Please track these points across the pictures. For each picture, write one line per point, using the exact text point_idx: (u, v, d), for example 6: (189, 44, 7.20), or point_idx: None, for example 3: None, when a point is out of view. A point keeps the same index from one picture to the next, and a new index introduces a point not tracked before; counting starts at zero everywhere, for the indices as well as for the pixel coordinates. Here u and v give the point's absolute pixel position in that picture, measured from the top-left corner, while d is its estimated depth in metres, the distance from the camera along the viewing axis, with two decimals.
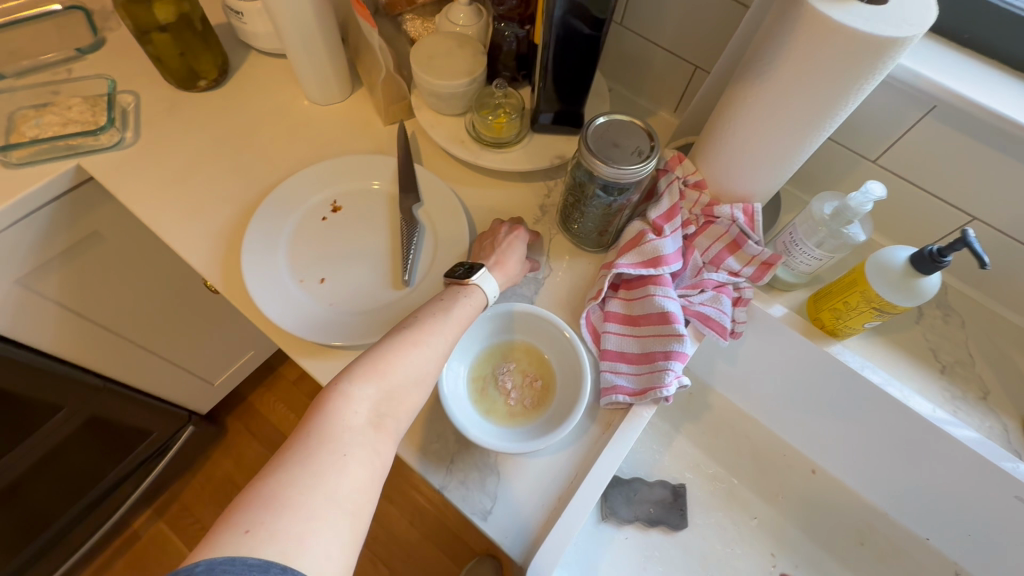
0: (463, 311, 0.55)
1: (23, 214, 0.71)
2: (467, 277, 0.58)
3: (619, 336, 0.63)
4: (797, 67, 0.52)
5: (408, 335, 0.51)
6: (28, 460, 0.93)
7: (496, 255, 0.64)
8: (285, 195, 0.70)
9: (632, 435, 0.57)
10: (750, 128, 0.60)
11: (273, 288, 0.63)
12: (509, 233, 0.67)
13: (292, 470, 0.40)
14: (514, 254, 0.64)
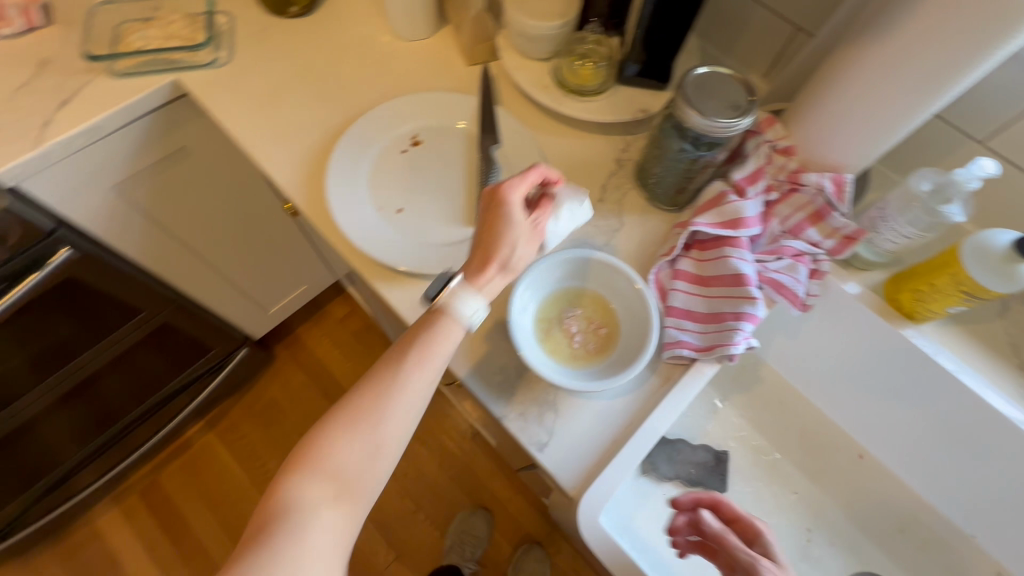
0: (433, 357, 0.51)
1: (125, 123, 0.75)
2: (438, 300, 0.52)
3: (687, 294, 0.62)
4: (929, 22, 0.48)
5: (358, 405, 0.49)
6: (103, 357, 1.01)
7: (483, 249, 0.53)
8: (368, 126, 0.71)
9: (692, 389, 0.58)
10: (858, 89, 0.57)
11: (355, 214, 0.66)
12: (499, 207, 0.52)
13: (248, 559, 0.44)
14: (506, 243, 0.52)
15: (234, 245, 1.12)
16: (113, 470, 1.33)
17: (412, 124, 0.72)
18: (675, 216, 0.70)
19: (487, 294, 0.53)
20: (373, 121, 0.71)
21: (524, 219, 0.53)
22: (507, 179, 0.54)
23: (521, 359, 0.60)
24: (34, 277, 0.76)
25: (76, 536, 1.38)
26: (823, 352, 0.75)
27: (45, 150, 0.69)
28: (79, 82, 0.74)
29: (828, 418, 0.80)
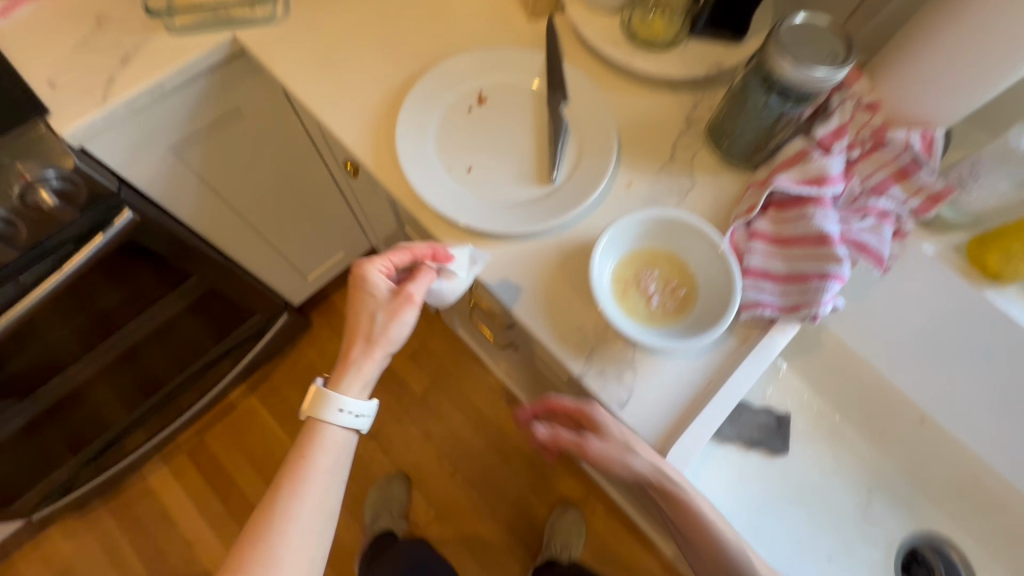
0: (314, 479, 0.60)
1: (185, 81, 0.74)
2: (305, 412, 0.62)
3: (765, 255, 0.62)
4: None
5: (251, 542, 0.57)
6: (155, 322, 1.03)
7: (361, 332, 0.62)
8: (433, 83, 0.69)
9: (772, 349, 0.58)
10: (971, 29, 0.55)
11: (427, 172, 0.65)
12: (359, 288, 0.61)
13: None
14: (373, 323, 0.61)
15: (279, 211, 1.12)
16: (163, 431, 1.37)
17: (477, 81, 0.70)
18: (748, 176, 0.68)
19: (367, 373, 0.62)
20: (437, 78, 0.69)
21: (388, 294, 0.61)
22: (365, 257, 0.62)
23: (598, 318, 0.61)
24: (99, 239, 0.76)
25: (131, 493, 1.44)
26: (893, 317, 0.73)
27: (111, 109, 0.69)
28: (138, 39, 0.73)
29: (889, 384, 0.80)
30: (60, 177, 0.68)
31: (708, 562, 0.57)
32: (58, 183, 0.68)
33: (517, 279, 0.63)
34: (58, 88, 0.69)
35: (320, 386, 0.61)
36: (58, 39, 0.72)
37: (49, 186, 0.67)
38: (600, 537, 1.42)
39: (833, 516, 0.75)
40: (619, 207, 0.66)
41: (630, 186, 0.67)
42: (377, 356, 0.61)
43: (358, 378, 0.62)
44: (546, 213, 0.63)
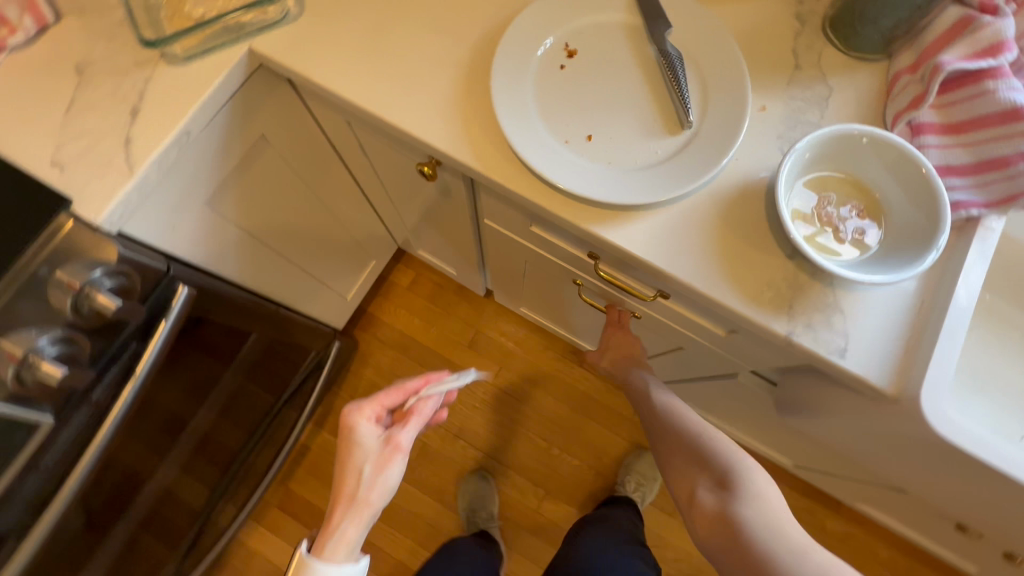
0: None
1: (209, 117, 0.61)
2: None
3: (941, 148, 0.55)
4: None
5: None
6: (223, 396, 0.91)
7: (340, 486, 0.59)
8: (513, 47, 0.58)
9: (983, 250, 0.53)
10: None
11: (544, 153, 0.56)
12: (344, 436, 0.62)
13: None
14: (353, 474, 0.59)
15: (315, 237, 1.00)
16: (249, 495, 1.29)
17: (559, 32, 0.59)
18: (886, 64, 0.61)
19: (345, 542, 0.57)
20: (515, 39, 0.58)
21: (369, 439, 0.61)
22: (351, 404, 0.64)
23: (787, 266, 0.54)
24: (162, 328, 0.63)
25: (233, 562, 1.37)
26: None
27: (143, 175, 0.57)
28: (137, 82, 0.59)
29: None
30: (112, 276, 0.56)
31: (648, 416, 0.79)
32: (113, 282, 0.56)
33: (685, 247, 0.55)
34: (67, 168, 0.56)
35: (304, 555, 0.55)
36: (39, 108, 0.58)
37: (105, 288, 0.55)
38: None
39: None
40: (763, 136, 0.58)
41: (766, 109, 0.59)
42: (362, 514, 0.57)
43: (342, 543, 0.57)
44: (694, 164, 0.55)
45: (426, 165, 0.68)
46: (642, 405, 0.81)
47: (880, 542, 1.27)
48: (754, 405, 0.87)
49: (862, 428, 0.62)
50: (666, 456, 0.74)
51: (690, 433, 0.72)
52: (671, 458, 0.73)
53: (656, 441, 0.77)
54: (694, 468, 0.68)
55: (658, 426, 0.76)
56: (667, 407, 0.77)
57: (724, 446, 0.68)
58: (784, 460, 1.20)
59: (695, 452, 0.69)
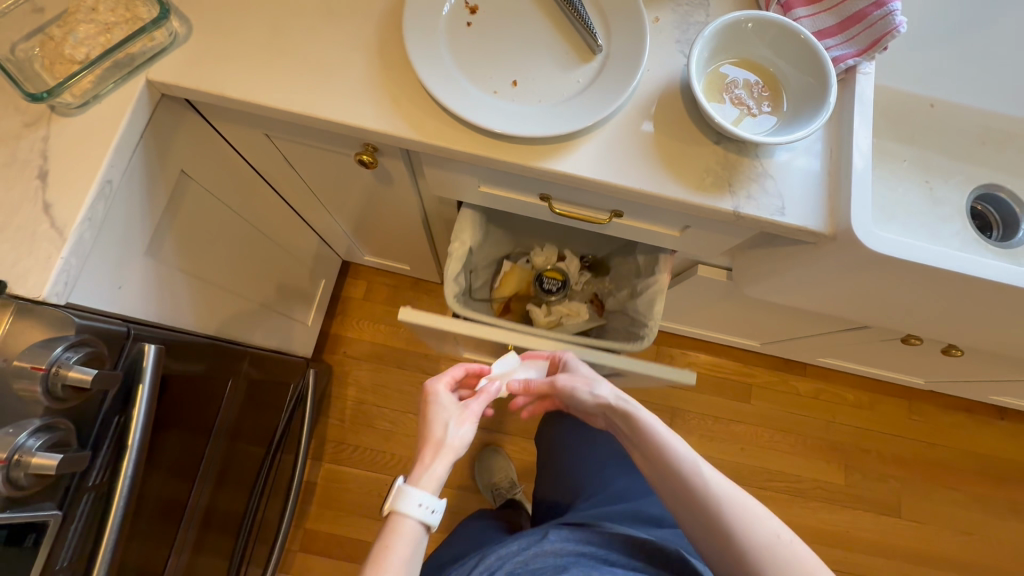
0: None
1: (125, 160, 0.57)
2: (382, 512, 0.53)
3: (810, 17, 0.63)
4: None
5: None
6: (217, 453, 0.86)
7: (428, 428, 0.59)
8: (417, 14, 0.59)
9: (864, 93, 0.62)
10: None
11: (477, 106, 0.58)
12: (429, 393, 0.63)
13: None
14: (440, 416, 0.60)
15: (260, 268, 0.96)
16: (271, 549, 1.23)
17: None
18: None
19: (435, 478, 0.55)
20: (416, 6, 0.59)
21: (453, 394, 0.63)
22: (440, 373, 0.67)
23: (716, 151, 0.60)
24: (142, 392, 0.59)
25: None
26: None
27: (76, 238, 0.53)
28: (35, 143, 0.55)
29: (894, 88, 0.88)
30: (75, 349, 0.53)
31: (716, 535, 0.52)
32: (78, 355, 0.52)
33: (628, 159, 0.59)
34: None
35: (399, 484, 0.53)
36: None
37: (73, 363, 0.51)
38: (672, 367, 1.43)
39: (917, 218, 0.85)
40: (664, 45, 0.64)
41: (659, 20, 0.65)
42: (450, 457, 0.57)
43: (431, 479, 0.55)
44: (615, 83, 0.59)
45: (363, 154, 0.67)
46: (706, 515, 0.53)
47: (845, 386, 1.43)
48: (717, 295, 0.95)
49: (815, 277, 0.70)
50: (697, 537, 0.54)
51: (751, 528, 0.51)
52: (725, 560, 0.52)
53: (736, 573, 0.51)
54: (759, 571, 0.50)
55: (692, 505, 0.54)
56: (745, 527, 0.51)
57: (781, 529, 0.52)
58: (750, 341, 1.32)
59: (751, 544, 0.51)
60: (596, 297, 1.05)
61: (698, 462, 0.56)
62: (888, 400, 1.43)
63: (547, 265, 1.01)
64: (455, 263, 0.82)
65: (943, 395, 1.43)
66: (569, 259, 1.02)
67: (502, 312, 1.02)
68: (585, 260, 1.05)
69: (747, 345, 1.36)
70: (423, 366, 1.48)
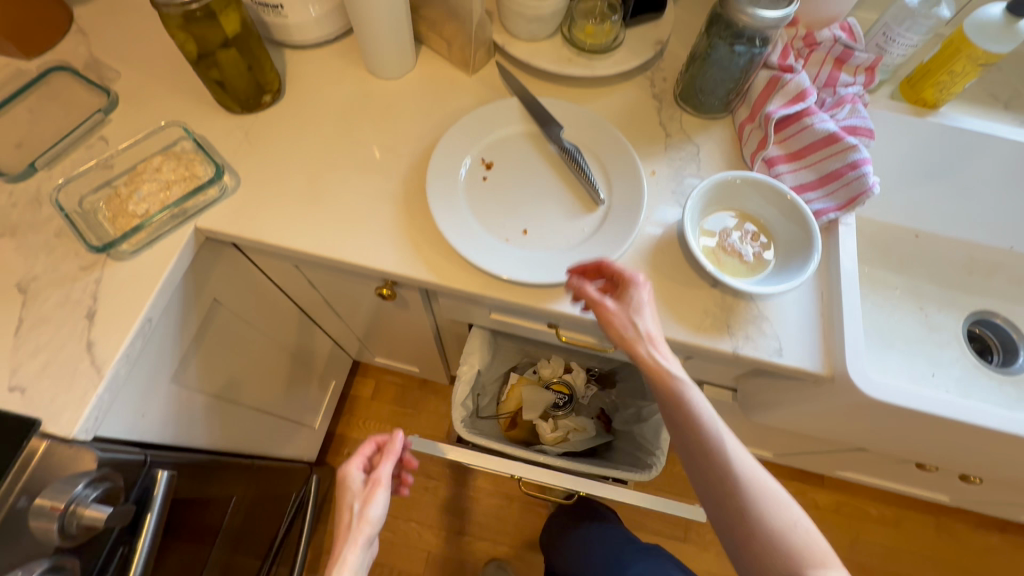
0: None
1: (166, 297, 0.62)
2: None
3: (792, 173, 0.70)
4: None
5: None
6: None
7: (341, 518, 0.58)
8: (440, 171, 0.67)
9: (850, 241, 0.67)
10: None
11: (490, 252, 0.63)
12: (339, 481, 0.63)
13: None
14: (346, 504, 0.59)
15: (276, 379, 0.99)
16: None
17: (474, 150, 0.70)
18: (730, 118, 0.77)
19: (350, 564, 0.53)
20: (439, 166, 0.67)
21: (353, 470, 0.62)
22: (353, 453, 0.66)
23: (714, 293, 0.65)
24: (149, 522, 0.58)
25: None
26: (879, 161, 0.85)
27: (112, 375, 0.57)
28: (88, 286, 0.60)
29: (883, 222, 0.94)
30: (94, 485, 0.54)
31: (729, 510, 0.51)
32: (97, 490, 0.54)
33: None
34: (31, 387, 0.55)
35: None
36: None
37: (91, 500, 0.53)
38: None
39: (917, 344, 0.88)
40: (660, 196, 0.70)
41: (656, 173, 0.72)
42: (359, 539, 0.55)
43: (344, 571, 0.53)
44: (619, 232, 0.64)
45: (383, 288, 0.72)
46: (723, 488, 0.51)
47: (867, 500, 1.37)
48: (724, 414, 0.96)
49: (821, 410, 0.71)
50: (716, 513, 0.53)
51: (766, 507, 0.49)
52: (735, 539, 0.50)
53: (742, 545, 0.50)
54: (767, 557, 0.48)
55: (711, 474, 0.52)
56: (760, 508, 0.49)
57: (798, 514, 0.49)
58: (763, 452, 1.30)
59: (763, 521, 0.49)
60: (602, 412, 1.06)
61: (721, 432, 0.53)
62: (913, 517, 1.36)
63: (553, 377, 1.01)
64: (464, 387, 0.86)
65: (971, 512, 1.36)
66: (576, 371, 1.02)
67: (509, 426, 1.02)
68: (591, 372, 1.05)
69: (760, 455, 1.33)
70: None
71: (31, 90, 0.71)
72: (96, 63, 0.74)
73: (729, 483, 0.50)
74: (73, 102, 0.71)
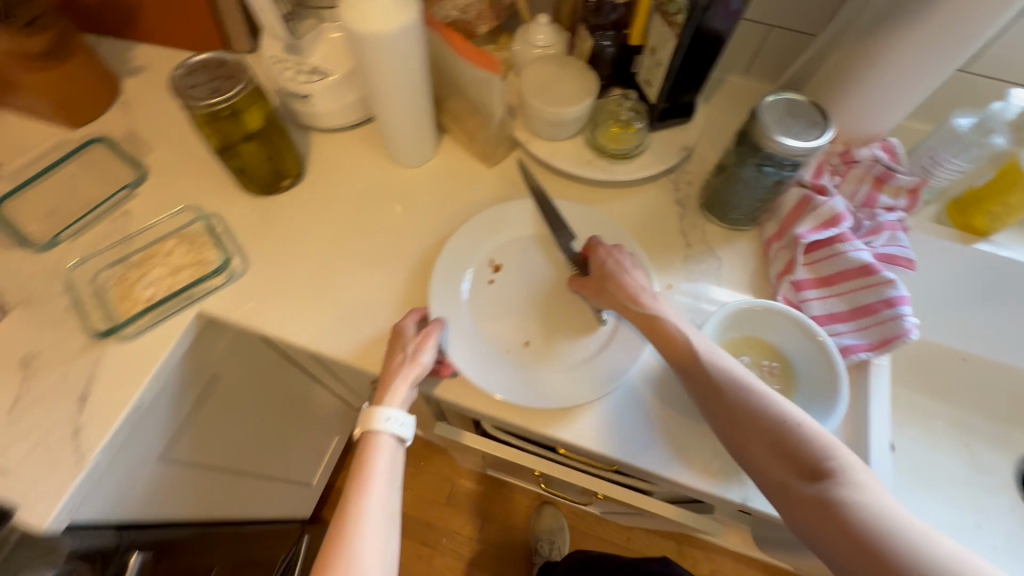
0: (374, 489, 0.50)
1: (159, 383, 0.62)
2: (365, 431, 0.54)
3: (821, 300, 0.65)
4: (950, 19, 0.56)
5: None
6: None
7: (392, 355, 0.58)
8: (444, 273, 0.65)
9: (882, 386, 0.62)
10: (885, 77, 0.64)
11: (486, 366, 0.60)
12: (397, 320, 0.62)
13: None
14: (400, 344, 0.59)
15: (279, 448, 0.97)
16: None
17: (483, 250, 0.68)
18: (757, 230, 0.73)
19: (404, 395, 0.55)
20: (444, 266, 0.66)
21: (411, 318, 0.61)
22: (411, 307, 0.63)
23: None
24: None
25: None
26: (923, 283, 0.78)
27: (93, 465, 0.56)
28: (85, 366, 0.60)
29: (926, 340, 0.86)
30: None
31: (730, 419, 0.50)
32: None
33: (632, 436, 0.59)
34: (12, 473, 0.55)
35: (366, 407, 0.55)
36: None
37: None
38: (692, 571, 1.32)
39: (958, 485, 0.79)
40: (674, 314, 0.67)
41: (672, 287, 0.69)
42: (411, 377, 0.56)
43: (398, 397, 0.55)
44: (619, 357, 0.60)
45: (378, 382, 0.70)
46: (721, 398, 0.51)
47: None
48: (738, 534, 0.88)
49: None
50: (716, 425, 0.51)
51: (764, 403, 0.49)
52: (736, 443, 0.49)
53: (745, 448, 0.49)
54: (771, 452, 0.47)
55: (707, 389, 0.52)
56: (761, 408, 0.49)
57: (804, 416, 0.49)
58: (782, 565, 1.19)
59: (769, 428, 0.48)
60: None
61: (709, 347, 0.54)
62: None
63: None
64: None
65: None
66: None
67: None
68: None
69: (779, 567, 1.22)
70: (423, 537, 1.39)
71: (66, 161, 0.74)
72: (133, 137, 0.76)
73: (727, 390, 0.50)
74: (105, 174, 0.73)
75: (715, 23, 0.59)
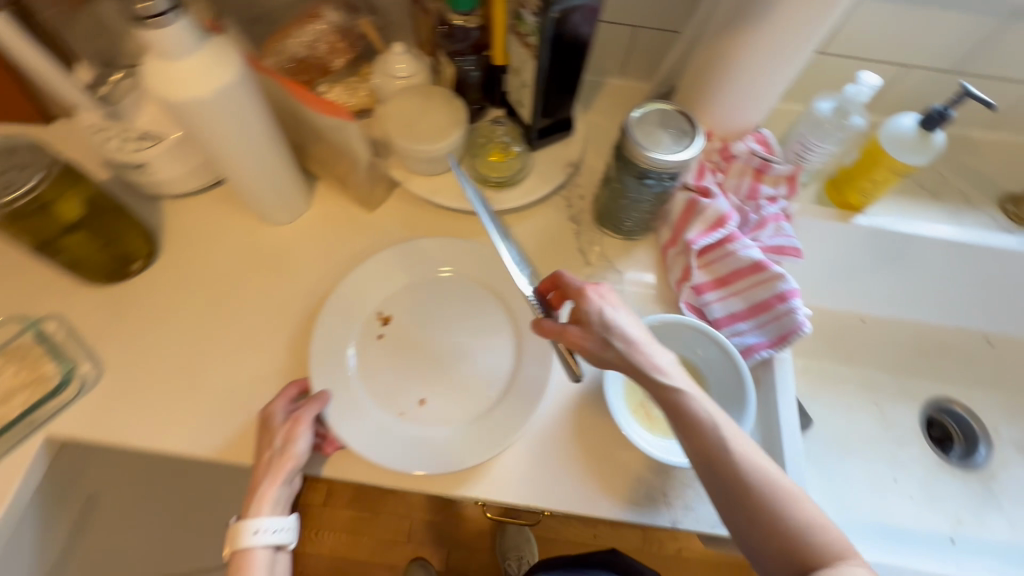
0: None
1: (10, 531, 0.53)
2: (234, 550, 0.50)
3: (721, 301, 0.65)
4: (790, 19, 0.56)
5: None
6: None
7: (263, 451, 0.54)
8: (325, 339, 0.60)
9: (788, 379, 0.63)
10: (744, 77, 0.64)
11: (382, 437, 0.56)
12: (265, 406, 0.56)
13: None
14: (269, 437, 0.54)
15: (200, 542, 0.88)
16: None
17: (369, 304, 0.63)
18: (653, 237, 0.72)
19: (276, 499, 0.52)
20: (325, 330, 0.60)
21: (282, 400, 0.56)
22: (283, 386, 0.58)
23: (642, 455, 0.58)
24: None
25: None
26: (817, 259, 0.81)
27: None
28: None
29: (828, 308, 0.90)
30: None
31: (747, 514, 0.46)
32: None
33: (553, 480, 0.57)
34: None
35: (233, 522, 0.51)
36: None
37: None
38: (659, 554, 1.34)
39: (875, 443, 0.83)
40: None
41: None
42: (283, 476, 0.52)
43: (270, 502, 0.52)
44: (519, 403, 0.57)
45: None
46: (739, 491, 0.46)
47: None
48: None
49: None
50: (730, 516, 0.47)
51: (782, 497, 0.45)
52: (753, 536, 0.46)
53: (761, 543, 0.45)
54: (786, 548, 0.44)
55: (723, 478, 0.46)
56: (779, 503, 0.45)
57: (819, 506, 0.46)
58: None
59: (786, 525, 0.44)
60: None
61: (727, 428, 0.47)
62: None
63: None
64: None
65: None
66: None
67: None
68: None
69: None
70: None
71: None
72: None
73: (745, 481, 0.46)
74: None
75: (569, 40, 0.57)
